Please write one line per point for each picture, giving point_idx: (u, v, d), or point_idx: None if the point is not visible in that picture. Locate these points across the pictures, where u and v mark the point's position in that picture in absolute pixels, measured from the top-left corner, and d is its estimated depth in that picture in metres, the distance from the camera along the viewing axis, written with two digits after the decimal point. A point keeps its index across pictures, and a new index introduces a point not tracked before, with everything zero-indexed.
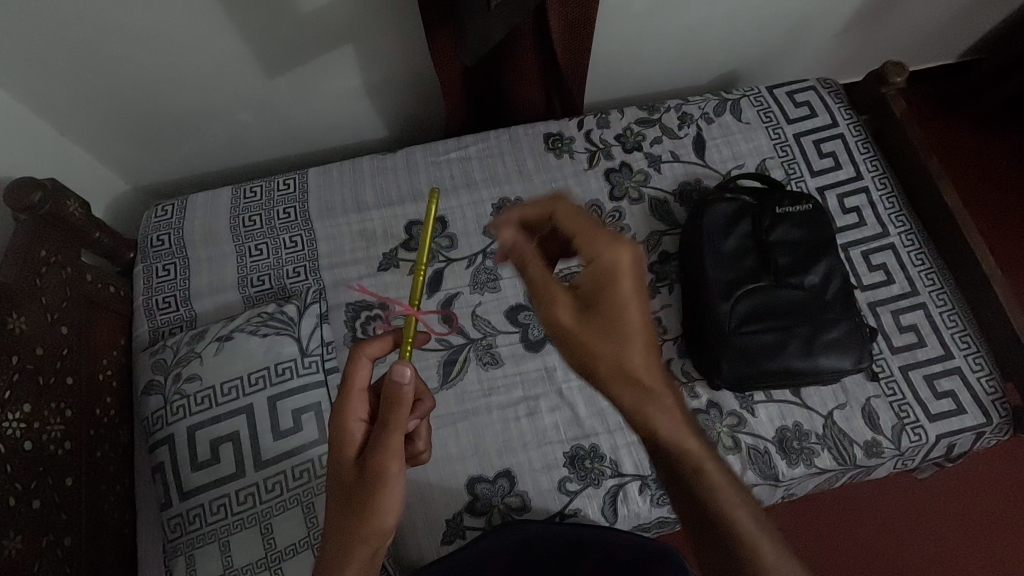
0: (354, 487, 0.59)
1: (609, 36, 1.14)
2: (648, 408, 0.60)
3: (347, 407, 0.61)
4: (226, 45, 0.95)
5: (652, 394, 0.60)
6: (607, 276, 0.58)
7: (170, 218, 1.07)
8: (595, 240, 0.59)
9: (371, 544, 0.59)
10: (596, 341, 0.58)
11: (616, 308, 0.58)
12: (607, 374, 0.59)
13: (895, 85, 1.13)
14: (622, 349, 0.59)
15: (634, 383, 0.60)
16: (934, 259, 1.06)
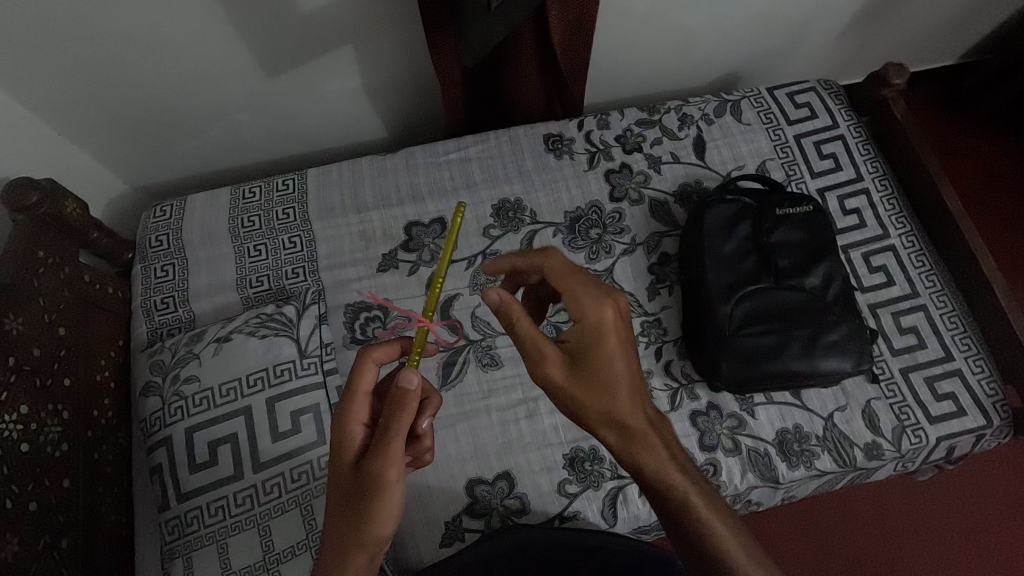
0: (353, 491, 0.59)
1: (609, 37, 1.13)
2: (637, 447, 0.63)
3: (350, 410, 0.60)
4: (226, 46, 0.94)
5: (640, 438, 0.62)
6: (592, 330, 0.61)
7: (168, 218, 1.06)
8: (581, 297, 0.62)
9: (369, 550, 0.59)
10: (581, 390, 0.61)
11: (603, 353, 0.61)
12: (598, 423, 0.62)
13: (895, 87, 1.13)
14: (611, 393, 0.61)
15: (625, 425, 0.62)
16: (935, 261, 1.06)
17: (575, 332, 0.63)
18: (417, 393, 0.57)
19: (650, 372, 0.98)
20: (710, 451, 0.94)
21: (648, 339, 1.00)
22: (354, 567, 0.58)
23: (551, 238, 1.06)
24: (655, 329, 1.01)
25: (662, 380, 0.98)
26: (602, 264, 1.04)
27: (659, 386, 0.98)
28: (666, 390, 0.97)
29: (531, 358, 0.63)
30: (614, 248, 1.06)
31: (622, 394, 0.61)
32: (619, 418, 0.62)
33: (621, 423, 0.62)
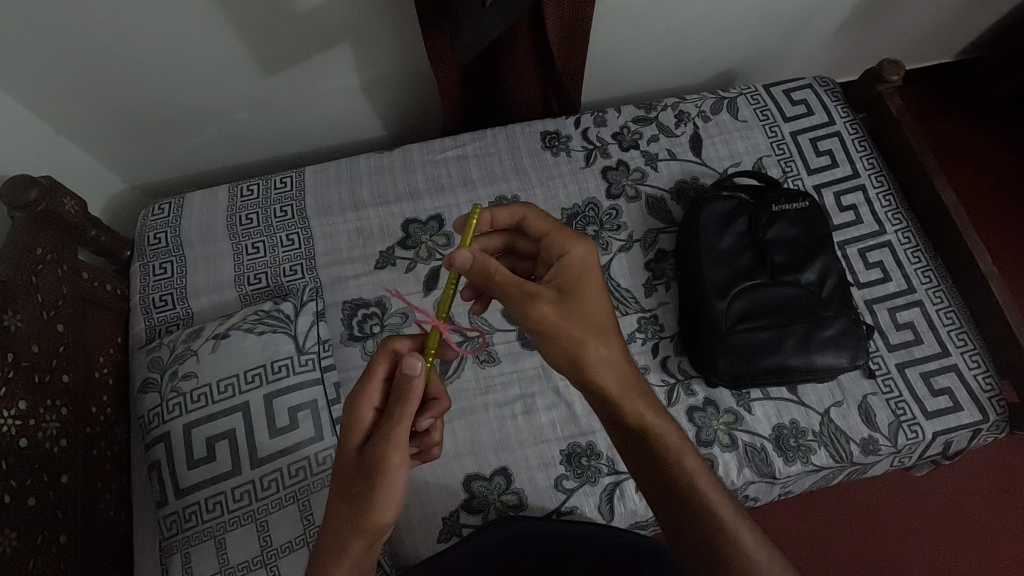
0: (355, 473, 0.59)
1: (606, 35, 1.14)
2: (624, 388, 0.63)
3: (361, 395, 0.62)
4: (224, 44, 0.95)
5: (623, 381, 0.63)
6: (578, 268, 0.65)
7: (167, 215, 1.07)
8: (564, 239, 0.67)
9: (368, 537, 0.59)
10: (574, 328, 0.61)
11: (592, 287, 0.64)
12: (586, 357, 0.62)
13: (891, 83, 1.13)
14: (603, 327, 0.63)
15: (614, 363, 0.63)
16: (931, 256, 1.06)
17: (559, 271, 0.65)
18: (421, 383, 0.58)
19: (648, 368, 0.99)
20: (707, 446, 0.94)
21: (645, 335, 1.01)
22: (352, 554, 0.58)
23: None
24: (652, 325, 1.02)
25: (659, 376, 0.98)
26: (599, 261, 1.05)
27: (656, 381, 0.98)
28: (663, 386, 0.98)
29: (521, 299, 0.61)
30: (612, 244, 1.06)
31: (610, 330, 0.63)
32: (607, 358, 0.62)
33: (608, 364, 0.62)
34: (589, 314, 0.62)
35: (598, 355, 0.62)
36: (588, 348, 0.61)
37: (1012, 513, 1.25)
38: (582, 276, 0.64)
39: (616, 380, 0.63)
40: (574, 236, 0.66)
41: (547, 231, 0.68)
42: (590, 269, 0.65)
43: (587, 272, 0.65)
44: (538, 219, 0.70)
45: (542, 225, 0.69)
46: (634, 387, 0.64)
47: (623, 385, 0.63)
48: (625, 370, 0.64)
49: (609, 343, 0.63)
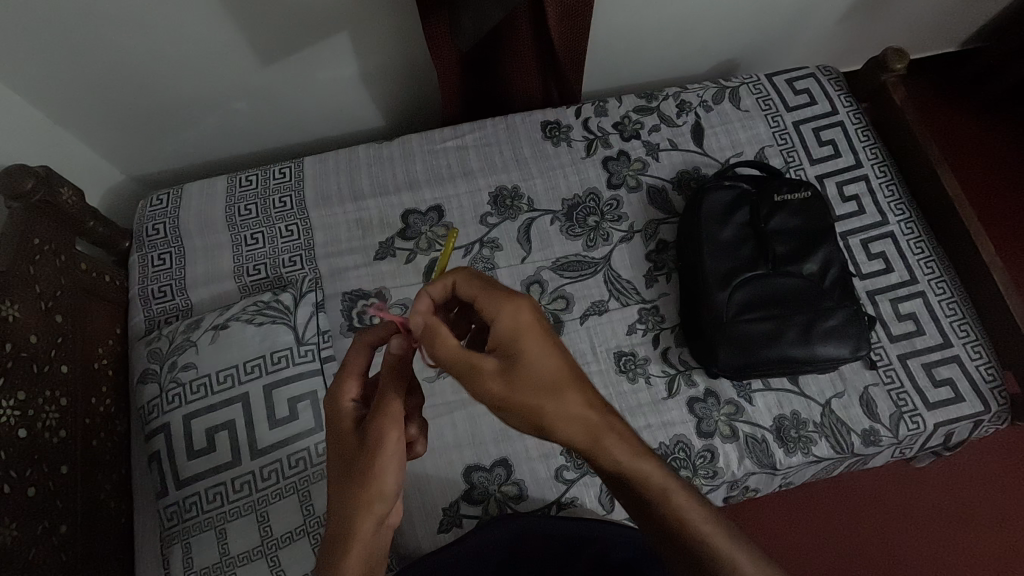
0: (354, 453, 0.59)
1: (608, 23, 1.13)
2: (605, 442, 0.56)
3: (341, 381, 0.62)
4: (222, 32, 0.94)
5: (607, 437, 0.56)
6: (515, 332, 0.55)
7: (166, 206, 1.06)
8: (493, 302, 0.56)
9: (377, 512, 0.58)
10: (530, 400, 0.54)
11: (536, 354, 0.54)
12: (555, 425, 0.55)
13: (895, 72, 1.12)
14: (562, 394, 0.54)
15: (587, 420, 0.55)
16: (933, 247, 1.06)
17: (496, 339, 0.55)
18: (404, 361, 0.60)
19: (648, 360, 0.98)
20: (707, 438, 0.94)
21: (646, 327, 1.00)
22: (364, 534, 0.57)
23: (548, 225, 1.06)
24: (653, 316, 1.01)
25: (659, 367, 0.98)
26: (600, 252, 1.04)
27: (657, 372, 0.98)
28: (663, 377, 0.97)
29: (468, 382, 0.55)
30: (612, 235, 1.05)
31: (572, 392, 0.55)
32: (577, 419, 0.55)
33: (581, 428, 0.55)
34: (542, 386, 0.54)
35: (565, 417, 0.55)
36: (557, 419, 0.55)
37: (1015, 509, 1.25)
38: (521, 346, 0.54)
39: (600, 439, 0.56)
40: (505, 296, 0.55)
41: (474, 294, 0.57)
42: (532, 335, 0.55)
43: (529, 341, 0.54)
44: (466, 282, 0.58)
45: (471, 287, 0.58)
46: (616, 438, 0.57)
47: (603, 438, 0.56)
48: (601, 421, 0.56)
49: (576, 407, 0.55)
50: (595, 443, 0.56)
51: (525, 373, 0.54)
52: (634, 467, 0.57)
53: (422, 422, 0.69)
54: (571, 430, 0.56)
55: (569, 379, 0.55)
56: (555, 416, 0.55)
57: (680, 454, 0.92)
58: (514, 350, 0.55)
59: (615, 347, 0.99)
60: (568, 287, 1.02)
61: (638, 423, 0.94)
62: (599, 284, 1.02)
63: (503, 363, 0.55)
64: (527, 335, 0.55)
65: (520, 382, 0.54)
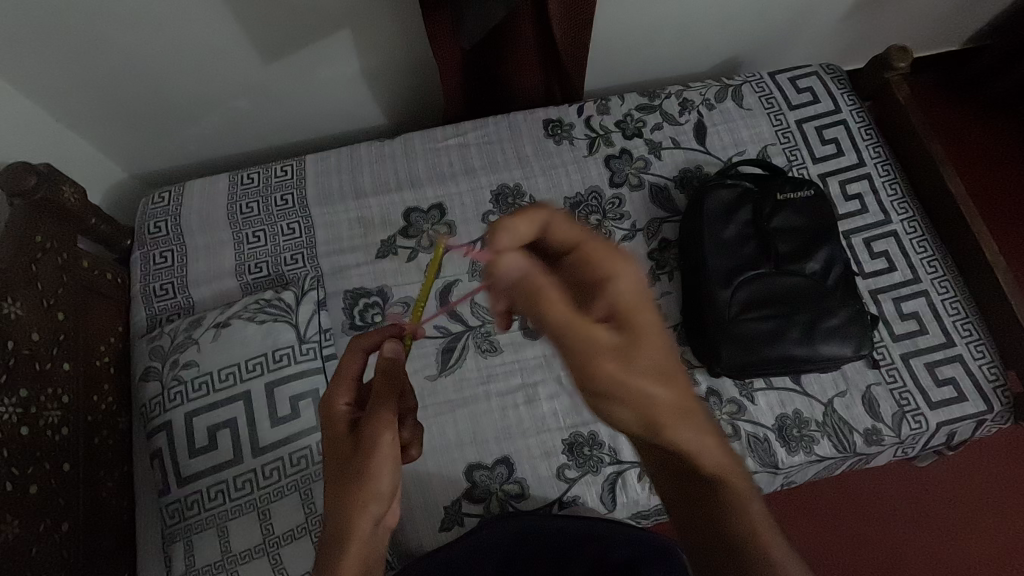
0: (350, 454, 0.59)
1: (610, 21, 1.12)
2: (690, 428, 0.52)
3: (335, 385, 0.62)
4: (222, 29, 0.93)
5: (696, 420, 0.51)
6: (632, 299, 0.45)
7: (167, 204, 1.06)
8: (599, 262, 0.46)
9: (373, 512, 0.58)
10: (644, 386, 0.45)
11: (653, 335, 0.45)
12: (658, 411, 0.47)
13: (898, 70, 1.12)
14: (670, 380, 0.47)
15: (684, 408, 0.49)
16: (936, 246, 1.05)
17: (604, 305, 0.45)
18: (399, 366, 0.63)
19: None
20: None
21: None
22: (360, 535, 0.57)
23: None
24: None
25: None
26: None
27: None
28: None
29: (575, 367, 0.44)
30: (614, 234, 1.05)
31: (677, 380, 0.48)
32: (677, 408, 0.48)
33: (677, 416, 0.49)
34: (656, 373, 0.45)
35: (669, 407, 0.47)
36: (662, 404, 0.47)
37: (1017, 508, 1.25)
38: (639, 325, 0.45)
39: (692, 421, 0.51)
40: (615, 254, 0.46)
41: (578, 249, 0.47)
42: (646, 314, 0.45)
43: (646, 320, 0.45)
44: (563, 229, 0.48)
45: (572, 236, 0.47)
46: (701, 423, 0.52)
47: (691, 424, 0.51)
48: (694, 408, 0.51)
49: (677, 394, 0.48)
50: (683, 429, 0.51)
51: (642, 359, 0.44)
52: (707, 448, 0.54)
53: (416, 424, 0.70)
54: (667, 417, 0.49)
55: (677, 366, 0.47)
56: (661, 404, 0.47)
57: None
58: (631, 330, 0.44)
59: None
60: None
61: None
62: None
63: (619, 344, 0.44)
64: (640, 315, 0.45)
65: (635, 368, 0.44)
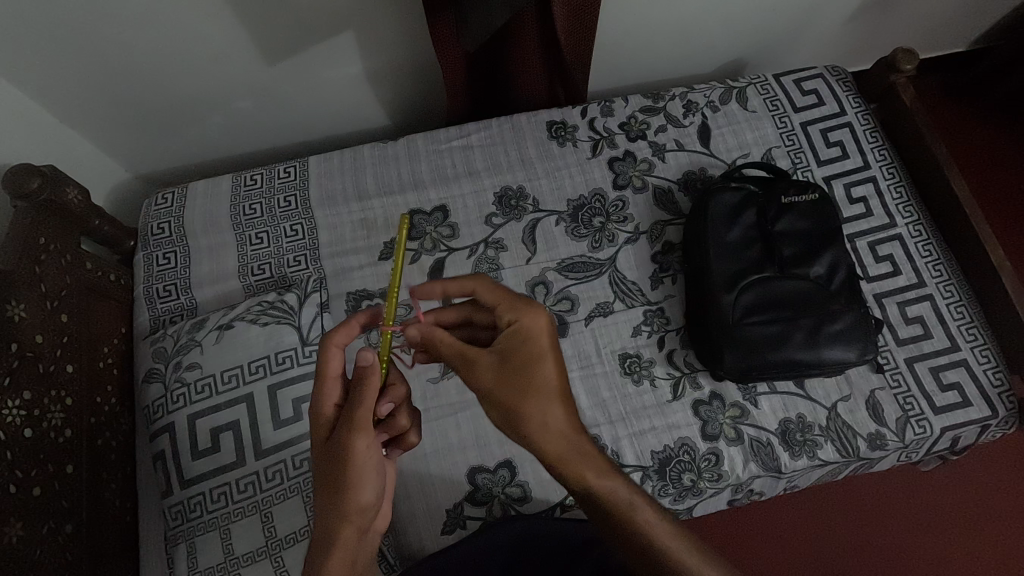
0: (330, 463, 0.59)
1: (615, 23, 1.12)
2: (552, 432, 0.61)
3: (320, 389, 0.62)
4: (227, 31, 0.93)
5: (549, 419, 0.60)
6: (524, 336, 0.61)
7: (170, 205, 1.06)
8: (516, 307, 0.62)
9: (356, 522, 0.59)
10: (475, 382, 0.62)
11: (472, 351, 0.62)
12: (499, 398, 0.61)
13: (904, 72, 1.11)
14: (500, 379, 0.61)
15: (524, 404, 0.60)
16: (942, 250, 1.05)
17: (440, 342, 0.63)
18: (377, 368, 0.58)
19: (653, 362, 0.98)
20: (712, 441, 0.93)
21: (651, 328, 1.00)
22: (346, 541, 0.58)
23: (553, 226, 1.05)
24: (658, 317, 1.01)
25: (665, 369, 0.97)
26: (605, 253, 1.04)
27: (662, 374, 0.97)
28: (668, 379, 0.97)
29: (464, 368, 0.63)
30: (618, 236, 1.05)
31: (508, 380, 0.60)
32: (516, 406, 0.60)
33: (559, 442, 0.61)
34: (478, 372, 0.62)
35: (507, 404, 0.60)
36: (532, 424, 0.60)
37: (1016, 510, 1.25)
38: (461, 349, 0.63)
39: (543, 424, 0.60)
40: (521, 307, 0.61)
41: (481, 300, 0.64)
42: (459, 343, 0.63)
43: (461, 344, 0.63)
44: (488, 291, 0.63)
45: (492, 297, 0.63)
46: (564, 428, 0.61)
47: (548, 427, 0.60)
48: (540, 410, 0.60)
49: (512, 394, 0.60)
50: (544, 429, 0.60)
51: (465, 360, 0.63)
52: (581, 456, 0.61)
53: (412, 413, 0.69)
54: (512, 408, 0.60)
55: (499, 376, 0.61)
56: (504, 388, 0.60)
57: (685, 458, 0.92)
58: (458, 352, 0.63)
59: (620, 349, 0.98)
60: (573, 289, 1.01)
61: (642, 425, 0.94)
62: (604, 286, 1.02)
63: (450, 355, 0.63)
64: (454, 344, 0.63)
65: (462, 363, 0.63)
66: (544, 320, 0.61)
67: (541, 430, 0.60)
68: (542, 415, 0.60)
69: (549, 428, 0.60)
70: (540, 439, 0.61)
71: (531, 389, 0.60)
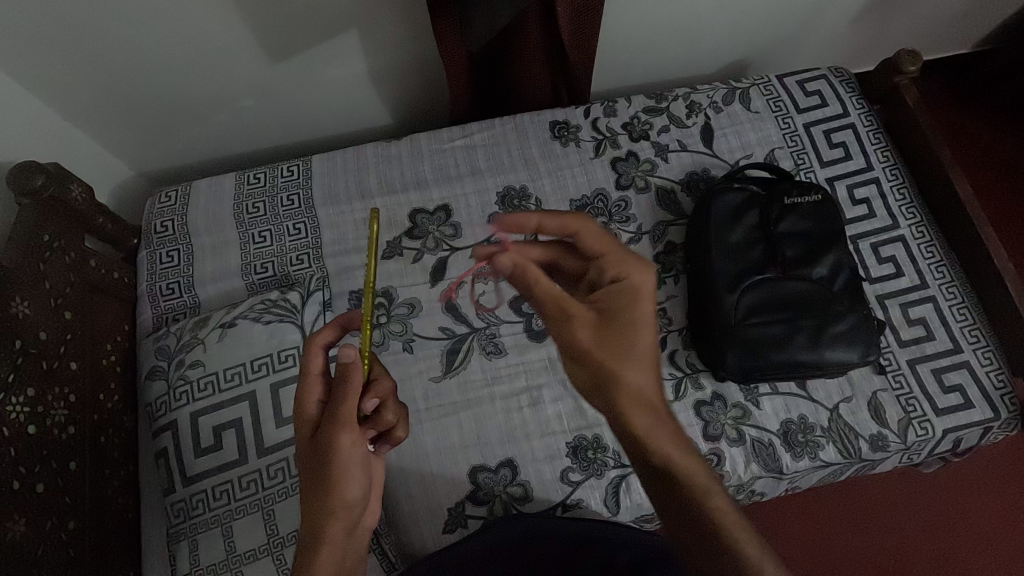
0: (314, 462, 0.60)
1: (618, 24, 1.12)
2: (639, 396, 0.59)
3: (303, 388, 0.63)
4: (231, 30, 0.94)
5: (638, 382, 0.59)
6: (626, 290, 0.59)
7: (174, 203, 1.06)
8: (619, 261, 0.60)
9: (342, 519, 0.60)
10: (566, 335, 0.60)
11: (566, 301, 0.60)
12: (591, 355, 0.59)
13: (908, 74, 1.11)
14: (595, 333, 0.59)
15: (617, 363, 0.59)
16: (945, 252, 1.05)
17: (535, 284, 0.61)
18: (359, 366, 0.59)
19: None
20: (714, 441, 0.93)
21: None
22: (332, 540, 0.59)
23: None
24: (660, 318, 1.01)
25: (667, 369, 0.97)
26: None
27: (664, 375, 0.97)
28: (671, 379, 0.97)
29: (558, 320, 0.60)
30: (620, 236, 1.05)
31: (604, 335, 0.59)
32: (608, 363, 0.59)
33: (644, 407, 0.59)
34: (570, 325, 0.60)
35: (599, 361, 0.59)
36: (621, 385, 0.59)
37: (1017, 511, 1.25)
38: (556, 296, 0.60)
39: (632, 386, 0.59)
40: (627, 259, 0.60)
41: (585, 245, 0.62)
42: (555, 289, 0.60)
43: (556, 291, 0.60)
44: (593, 236, 0.62)
45: (597, 244, 0.61)
46: (649, 395, 0.60)
47: (635, 390, 0.59)
48: (631, 371, 0.59)
49: (605, 350, 0.59)
50: (634, 391, 0.59)
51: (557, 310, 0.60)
52: (660, 427, 0.60)
53: (398, 408, 0.68)
54: (604, 366, 0.59)
55: (593, 333, 0.59)
56: (598, 345, 0.59)
57: None
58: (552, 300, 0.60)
59: None
60: None
61: None
62: None
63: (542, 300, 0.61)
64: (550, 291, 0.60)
65: (555, 314, 0.60)
66: (650, 275, 0.59)
67: (629, 392, 0.59)
68: (634, 376, 0.59)
69: (638, 391, 0.59)
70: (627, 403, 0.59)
71: (626, 348, 0.59)
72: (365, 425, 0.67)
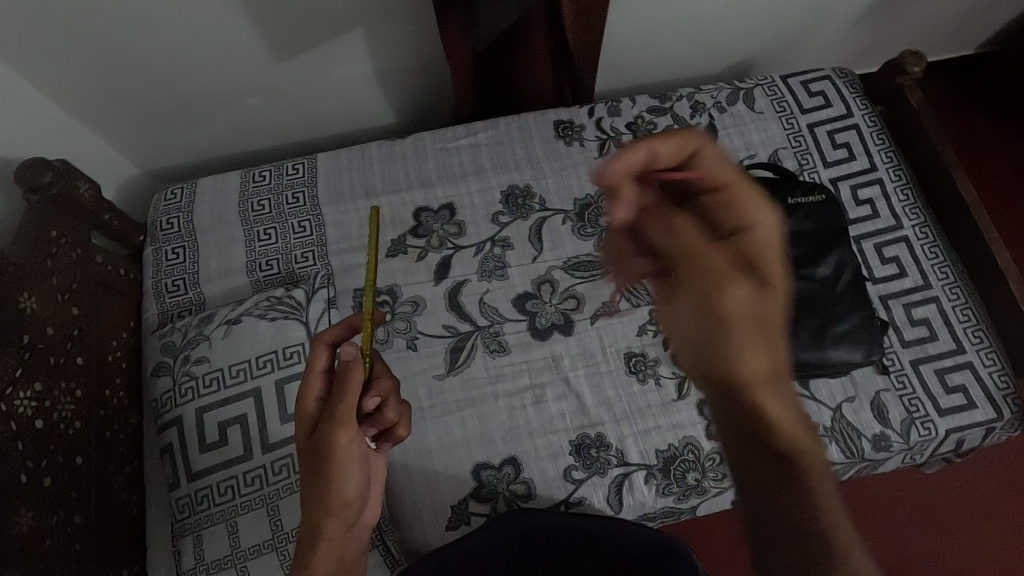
0: (312, 460, 0.61)
1: (623, 24, 1.13)
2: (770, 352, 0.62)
3: (305, 384, 0.63)
4: (238, 29, 0.94)
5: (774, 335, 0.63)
6: (756, 240, 0.64)
7: (179, 201, 1.07)
8: (751, 205, 0.65)
9: (340, 516, 0.63)
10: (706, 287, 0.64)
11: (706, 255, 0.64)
12: (738, 308, 0.62)
13: (911, 75, 1.11)
14: (732, 286, 0.63)
15: (761, 316, 0.63)
16: (948, 252, 1.05)
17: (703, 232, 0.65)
18: (359, 365, 0.59)
19: (658, 361, 0.98)
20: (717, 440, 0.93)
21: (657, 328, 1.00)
22: (330, 535, 0.62)
23: (559, 225, 1.06)
24: None
25: (670, 368, 0.98)
26: None
27: (667, 374, 0.97)
28: (674, 378, 0.97)
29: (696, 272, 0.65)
30: None
31: (743, 289, 0.63)
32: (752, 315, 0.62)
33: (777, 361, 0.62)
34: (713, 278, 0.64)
35: (742, 314, 0.62)
36: (756, 337, 0.62)
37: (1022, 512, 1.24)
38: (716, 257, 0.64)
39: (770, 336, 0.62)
40: (758, 199, 0.65)
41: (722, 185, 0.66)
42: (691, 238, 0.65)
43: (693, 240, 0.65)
44: (719, 170, 0.66)
45: (725, 178, 0.66)
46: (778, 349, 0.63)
47: (767, 345, 0.62)
48: (765, 323, 0.62)
49: (746, 306, 0.62)
50: (766, 347, 0.62)
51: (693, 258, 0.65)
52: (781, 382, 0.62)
53: (400, 405, 0.67)
54: (738, 323, 0.62)
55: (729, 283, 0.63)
56: (739, 303, 0.62)
57: (689, 457, 0.92)
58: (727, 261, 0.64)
59: (625, 348, 0.99)
60: (579, 288, 1.02)
61: (646, 424, 0.94)
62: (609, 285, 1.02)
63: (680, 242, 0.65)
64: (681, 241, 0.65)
65: (692, 264, 0.65)
66: (772, 222, 0.65)
67: (763, 345, 0.62)
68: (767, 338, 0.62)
69: (770, 345, 0.62)
70: (762, 357, 0.62)
71: (761, 304, 0.62)
72: (366, 422, 0.67)
